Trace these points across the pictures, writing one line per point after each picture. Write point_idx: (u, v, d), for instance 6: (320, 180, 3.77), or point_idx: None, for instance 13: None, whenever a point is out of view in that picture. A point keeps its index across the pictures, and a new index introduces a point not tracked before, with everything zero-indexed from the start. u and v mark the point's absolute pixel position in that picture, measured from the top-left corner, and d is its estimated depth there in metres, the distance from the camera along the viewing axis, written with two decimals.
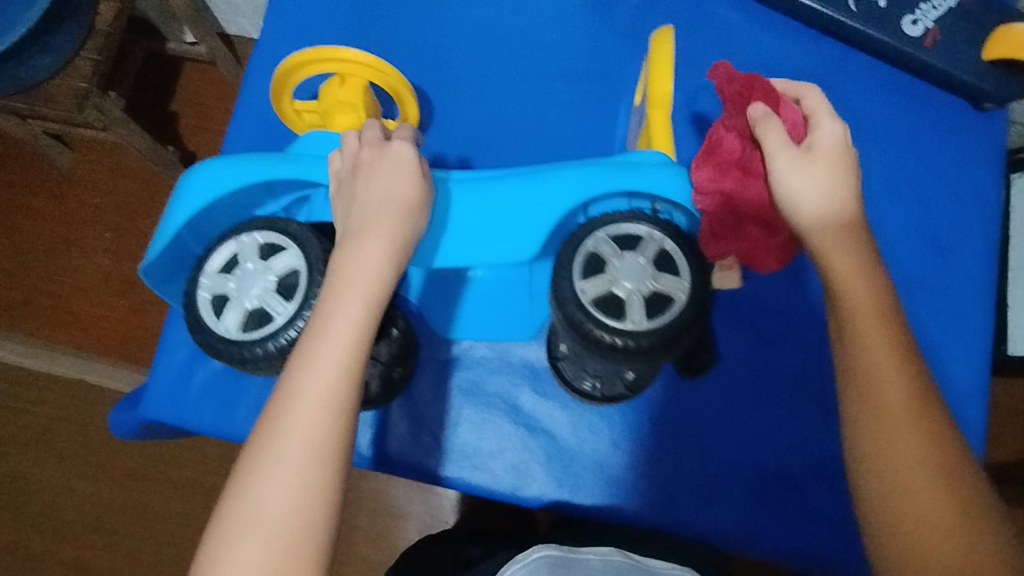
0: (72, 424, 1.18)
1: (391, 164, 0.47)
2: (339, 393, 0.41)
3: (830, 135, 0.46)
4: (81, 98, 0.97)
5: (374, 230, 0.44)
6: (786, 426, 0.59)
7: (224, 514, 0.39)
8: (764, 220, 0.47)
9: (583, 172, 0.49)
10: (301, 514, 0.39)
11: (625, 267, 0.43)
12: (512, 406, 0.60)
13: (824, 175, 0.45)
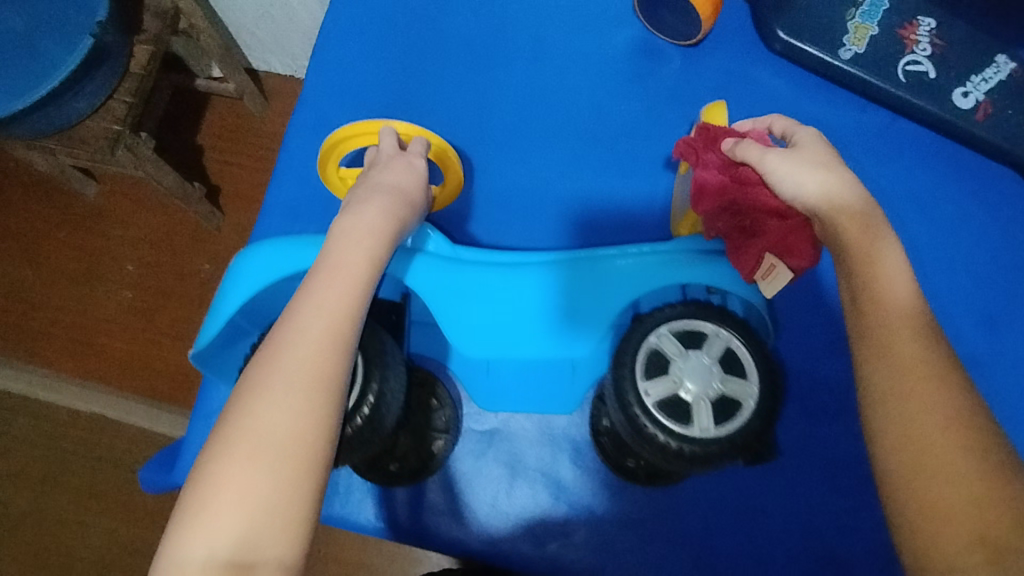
0: (88, 458, 1.17)
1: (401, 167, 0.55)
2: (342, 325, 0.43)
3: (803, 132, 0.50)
4: (113, 140, 0.98)
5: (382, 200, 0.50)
6: (835, 505, 0.58)
7: (223, 436, 0.39)
8: (775, 211, 0.49)
9: (639, 261, 0.55)
10: (303, 434, 0.39)
11: (693, 369, 0.42)
12: (554, 481, 0.59)
13: (810, 156, 0.47)
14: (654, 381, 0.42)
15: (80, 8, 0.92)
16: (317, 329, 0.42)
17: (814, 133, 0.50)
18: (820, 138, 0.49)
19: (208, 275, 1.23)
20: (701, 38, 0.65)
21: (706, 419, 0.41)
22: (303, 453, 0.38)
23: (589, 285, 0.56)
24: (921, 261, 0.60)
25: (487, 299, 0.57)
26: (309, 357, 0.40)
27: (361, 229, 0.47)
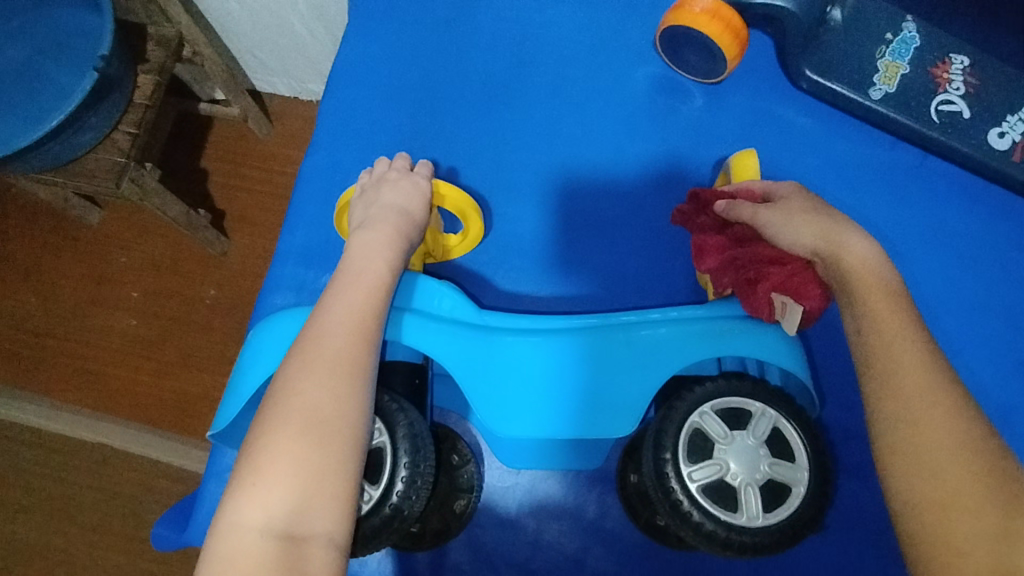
0: (95, 491, 1.15)
1: (409, 185, 0.56)
2: (371, 311, 0.47)
3: (783, 188, 0.54)
4: (118, 172, 0.96)
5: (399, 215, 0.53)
6: (872, 563, 0.55)
7: (268, 411, 0.42)
8: (774, 258, 0.51)
9: (675, 327, 0.52)
10: (342, 404, 0.42)
11: (739, 454, 0.45)
12: (580, 540, 0.57)
13: (800, 209, 0.51)
14: (702, 466, 0.45)
15: (85, 41, 0.91)
16: (349, 320, 0.46)
17: (795, 187, 0.54)
18: (802, 191, 0.54)
19: (214, 302, 1.21)
20: (724, 76, 0.63)
21: (751, 503, 0.44)
22: (346, 430, 0.41)
23: (609, 358, 0.52)
24: (958, 306, 0.58)
25: (511, 367, 0.52)
26: (345, 345, 0.44)
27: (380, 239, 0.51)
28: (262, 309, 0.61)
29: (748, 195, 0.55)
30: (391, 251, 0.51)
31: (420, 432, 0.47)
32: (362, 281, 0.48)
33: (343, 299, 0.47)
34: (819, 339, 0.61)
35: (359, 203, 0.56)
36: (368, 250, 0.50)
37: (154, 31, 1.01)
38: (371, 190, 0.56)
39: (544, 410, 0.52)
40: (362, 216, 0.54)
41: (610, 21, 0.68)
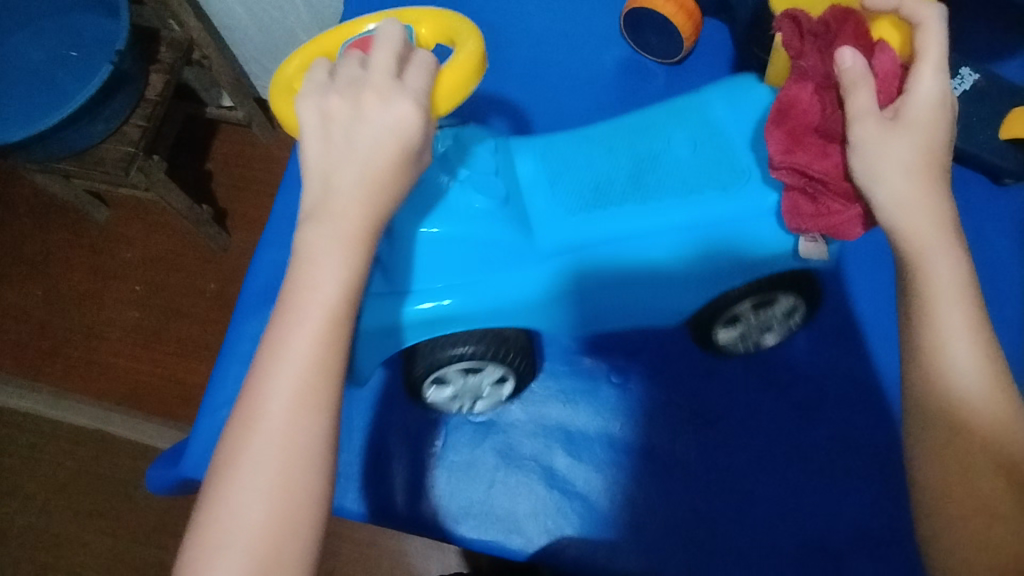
0: (90, 475, 1.18)
1: (392, 125, 0.42)
2: (310, 385, 0.41)
3: (925, 93, 0.45)
4: (128, 161, 1.02)
5: (380, 186, 0.43)
6: (822, 493, 0.59)
7: (204, 513, 0.39)
8: (843, 193, 0.49)
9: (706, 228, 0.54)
10: (284, 505, 0.39)
11: (760, 316, 0.61)
12: (547, 469, 0.61)
13: (908, 142, 0.44)
14: (729, 329, 0.61)
15: (102, 41, 0.99)
16: (294, 389, 0.41)
17: (938, 96, 0.45)
18: (940, 106, 0.45)
19: (213, 294, 1.27)
20: (682, 57, 0.70)
21: (762, 339, 0.63)
22: (290, 535, 0.39)
23: (662, 283, 0.56)
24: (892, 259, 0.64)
25: (557, 299, 0.56)
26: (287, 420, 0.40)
27: (330, 257, 0.42)
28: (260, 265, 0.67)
29: (880, 78, 0.48)
30: (338, 286, 0.42)
31: (518, 349, 0.58)
32: (307, 330, 0.41)
33: (284, 354, 0.41)
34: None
35: (332, 135, 0.43)
36: (314, 281, 0.42)
37: (167, 35, 1.09)
38: (349, 124, 0.43)
39: (600, 319, 0.60)
40: (329, 166, 0.43)
41: (581, 12, 0.75)
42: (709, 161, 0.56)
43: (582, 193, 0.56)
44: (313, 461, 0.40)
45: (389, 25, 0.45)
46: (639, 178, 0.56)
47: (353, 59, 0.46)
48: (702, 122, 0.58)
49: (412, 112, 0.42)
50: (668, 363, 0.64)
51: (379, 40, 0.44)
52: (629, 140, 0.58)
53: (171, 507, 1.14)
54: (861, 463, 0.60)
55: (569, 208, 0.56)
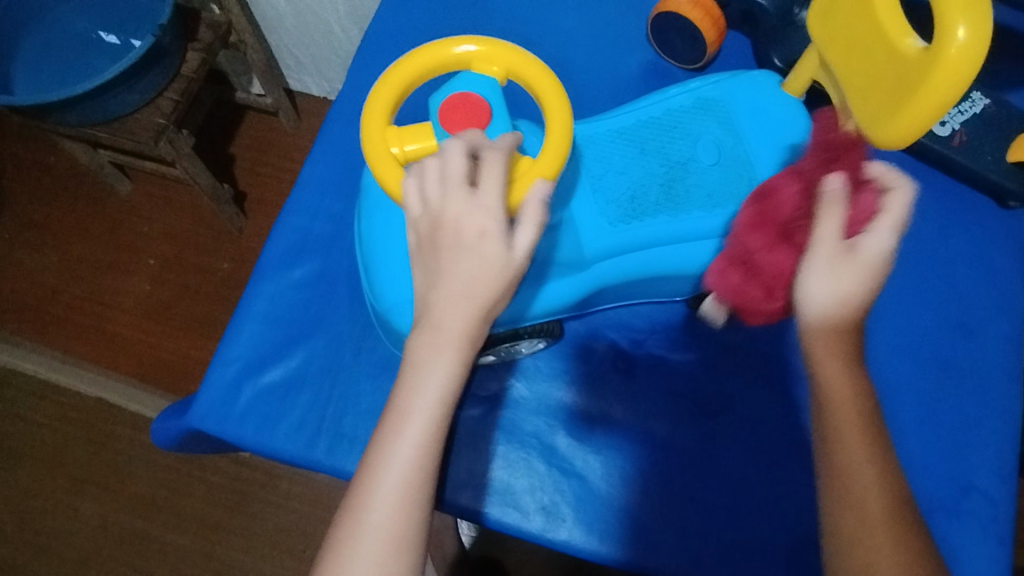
0: (87, 442, 1.19)
1: (475, 247, 0.39)
2: (415, 481, 0.43)
3: (876, 248, 0.42)
4: (158, 132, 1.05)
5: (478, 301, 0.40)
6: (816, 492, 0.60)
7: None
8: (770, 286, 0.48)
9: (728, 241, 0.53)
10: None
11: None
12: (548, 447, 0.62)
13: (844, 279, 0.42)
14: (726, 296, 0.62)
15: (147, 17, 1.02)
16: (402, 489, 0.42)
17: (887, 253, 0.42)
18: (882, 267, 0.42)
19: (225, 274, 1.28)
20: (705, 63, 0.72)
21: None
22: None
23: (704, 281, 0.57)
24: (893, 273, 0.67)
25: (615, 292, 0.58)
26: (399, 521, 0.42)
27: (439, 357, 0.42)
28: (281, 229, 0.68)
29: (857, 212, 0.44)
30: (441, 387, 0.42)
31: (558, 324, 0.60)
32: (414, 425, 0.42)
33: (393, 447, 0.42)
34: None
35: (420, 249, 0.41)
36: (420, 384, 0.42)
37: (206, 17, 1.12)
38: (432, 241, 0.40)
39: (641, 294, 0.63)
40: (429, 292, 0.41)
41: (610, 14, 0.77)
42: (730, 174, 0.52)
43: (618, 202, 0.52)
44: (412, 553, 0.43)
45: (447, 142, 0.40)
46: (668, 188, 0.52)
47: (431, 171, 0.40)
48: (727, 127, 0.53)
49: (494, 237, 0.39)
50: (672, 356, 0.65)
51: (445, 155, 0.40)
52: (660, 141, 0.54)
53: (164, 480, 1.15)
54: None
55: (605, 215, 0.52)
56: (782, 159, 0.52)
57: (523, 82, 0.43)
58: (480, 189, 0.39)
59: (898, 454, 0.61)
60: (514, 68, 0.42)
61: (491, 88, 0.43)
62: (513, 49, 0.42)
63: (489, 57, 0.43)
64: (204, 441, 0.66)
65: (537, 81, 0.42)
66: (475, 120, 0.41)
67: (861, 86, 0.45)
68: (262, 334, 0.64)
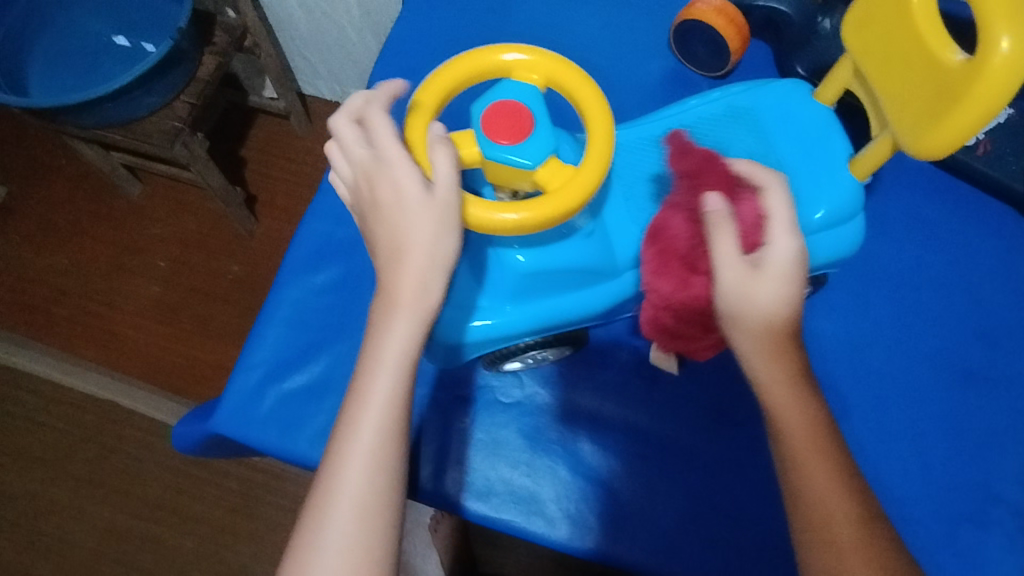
0: (95, 445, 1.18)
1: (390, 196, 0.42)
2: (385, 435, 0.42)
3: (781, 255, 0.43)
4: (173, 135, 1.04)
5: (407, 242, 0.41)
6: None
7: (292, 552, 0.42)
8: (703, 317, 0.51)
9: None
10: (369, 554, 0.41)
11: None
12: (572, 454, 0.62)
13: (761, 299, 0.43)
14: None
15: (164, 22, 1.02)
16: (372, 452, 0.42)
17: (795, 252, 0.43)
18: (797, 269, 0.43)
19: (235, 277, 1.28)
20: (727, 71, 0.72)
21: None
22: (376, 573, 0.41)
23: None
24: (915, 281, 0.66)
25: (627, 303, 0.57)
26: (369, 484, 0.42)
27: (393, 302, 0.41)
28: (304, 233, 0.68)
29: (743, 223, 0.46)
30: (406, 341, 0.42)
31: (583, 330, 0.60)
32: (385, 374, 0.42)
33: (364, 398, 0.42)
34: (810, 304, 0.65)
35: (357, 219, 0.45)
36: (385, 340, 0.42)
37: (222, 21, 1.12)
38: (361, 209, 0.44)
39: None
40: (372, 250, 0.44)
41: (631, 20, 0.77)
42: None
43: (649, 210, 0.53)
44: (389, 504, 0.42)
45: (332, 124, 0.44)
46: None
47: (336, 153, 0.45)
48: (759, 136, 0.53)
49: (400, 182, 0.41)
50: (695, 364, 0.65)
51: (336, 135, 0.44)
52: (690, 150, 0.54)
53: (172, 483, 1.14)
54: (881, 475, 0.60)
55: (637, 222, 0.53)
56: (816, 169, 0.51)
57: (562, 90, 0.43)
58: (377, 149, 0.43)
59: (925, 464, 0.61)
60: (554, 76, 0.43)
61: (533, 96, 0.43)
62: (552, 57, 0.43)
63: (530, 65, 0.43)
64: (223, 445, 0.66)
65: (578, 89, 0.43)
66: (518, 127, 0.42)
67: (897, 97, 0.44)
68: (285, 339, 0.64)
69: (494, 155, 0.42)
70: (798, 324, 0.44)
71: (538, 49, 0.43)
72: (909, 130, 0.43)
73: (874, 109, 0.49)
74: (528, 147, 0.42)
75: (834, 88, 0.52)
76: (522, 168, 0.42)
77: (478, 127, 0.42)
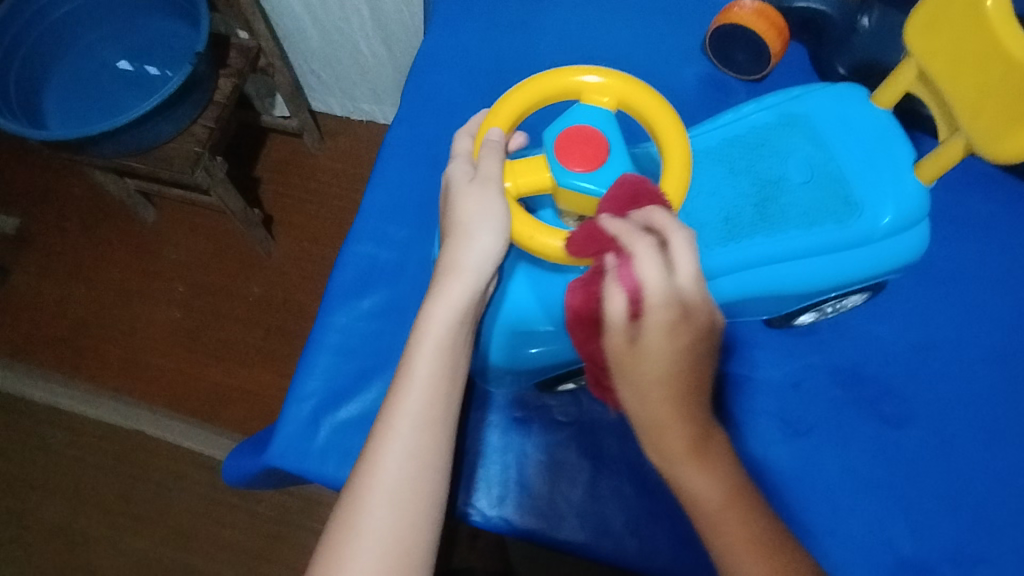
0: (124, 475, 1.16)
1: (450, 193, 0.46)
2: (428, 413, 0.45)
3: (658, 328, 0.38)
4: (194, 160, 1.03)
5: (457, 230, 0.44)
6: (917, 508, 0.58)
7: (331, 524, 0.44)
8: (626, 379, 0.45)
9: (822, 259, 0.52)
10: (406, 526, 0.43)
11: (834, 306, 0.61)
12: (636, 472, 0.61)
13: (636, 376, 0.39)
14: (807, 314, 0.61)
15: (180, 47, 1.01)
16: (410, 439, 0.44)
17: (673, 316, 0.38)
18: (678, 337, 0.38)
19: (255, 298, 1.25)
20: (765, 74, 0.71)
21: (827, 315, 0.62)
22: (413, 548, 0.43)
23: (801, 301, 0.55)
24: (973, 279, 0.65)
25: None
26: (401, 471, 0.44)
27: (443, 288, 0.45)
28: (347, 257, 0.67)
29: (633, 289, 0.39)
30: (442, 333, 0.45)
31: None
32: (431, 355, 0.45)
33: (411, 379, 0.45)
34: (866, 308, 0.64)
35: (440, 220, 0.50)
36: (425, 331, 0.45)
37: (236, 41, 1.10)
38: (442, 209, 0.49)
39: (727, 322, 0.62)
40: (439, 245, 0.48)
41: (662, 26, 0.76)
42: (824, 191, 0.51)
43: (710, 226, 0.52)
44: (431, 481, 0.44)
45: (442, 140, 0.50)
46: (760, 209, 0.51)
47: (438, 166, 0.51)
48: (817, 144, 0.52)
49: (458, 177, 0.45)
50: (757, 373, 0.62)
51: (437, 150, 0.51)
52: (748, 160, 0.53)
53: (205, 511, 1.13)
54: (954, 481, 0.58)
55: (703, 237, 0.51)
56: (879, 176, 0.51)
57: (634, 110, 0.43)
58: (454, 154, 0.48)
59: (999, 468, 0.59)
60: (625, 97, 0.43)
61: (606, 119, 0.43)
62: (622, 79, 0.43)
63: (602, 88, 0.44)
64: (276, 477, 0.65)
65: (651, 112, 0.43)
66: (591, 153, 0.42)
67: (969, 103, 0.44)
68: (336, 368, 0.63)
69: (567, 182, 0.42)
70: (696, 383, 0.40)
71: (607, 70, 0.44)
72: (989, 134, 0.43)
73: (941, 111, 0.49)
74: (603, 175, 0.42)
75: (893, 94, 0.51)
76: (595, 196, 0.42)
77: (550, 152, 0.42)
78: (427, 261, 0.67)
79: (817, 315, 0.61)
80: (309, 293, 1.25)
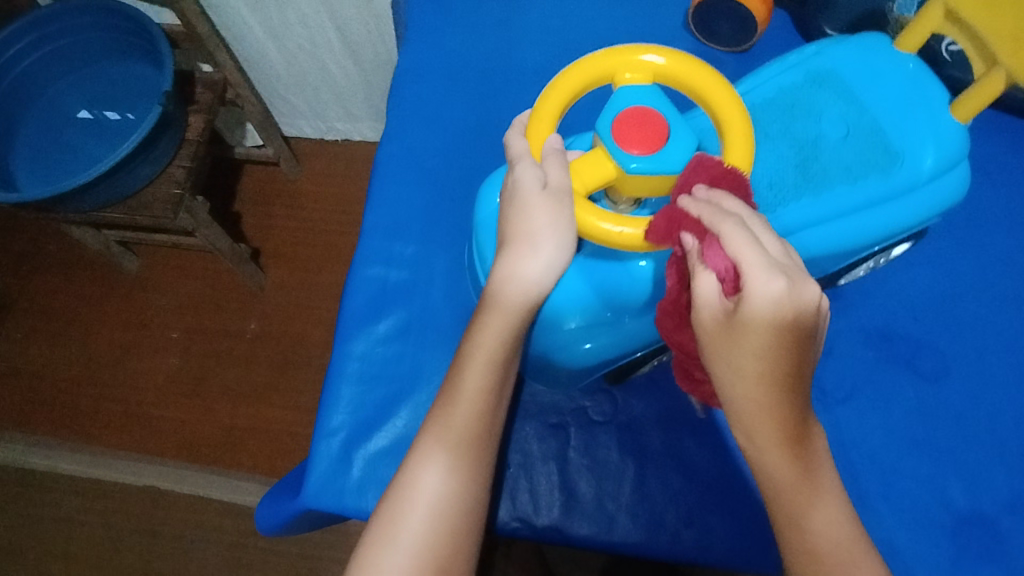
0: (144, 533, 1.13)
1: (517, 204, 0.42)
2: (476, 421, 0.45)
3: (760, 302, 0.36)
4: (175, 203, 1.00)
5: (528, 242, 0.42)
6: (966, 459, 0.57)
7: (374, 524, 0.44)
8: None
9: (871, 213, 0.52)
10: (451, 532, 0.43)
11: (874, 260, 0.62)
12: (680, 462, 0.60)
13: (745, 350, 0.37)
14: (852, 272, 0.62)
15: (146, 89, 0.98)
16: (459, 444, 0.44)
17: (781, 291, 0.36)
18: (787, 309, 0.36)
19: (253, 335, 1.22)
20: (750, 44, 0.70)
21: (880, 263, 0.63)
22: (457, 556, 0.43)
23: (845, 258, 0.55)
24: (987, 224, 0.64)
25: None
26: (449, 477, 0.44)
27: (509, 300, 0.44)
28: (357, 281, 0.65)
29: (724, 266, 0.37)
30: (495, 345, 0.45)
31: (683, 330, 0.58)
32: (483, 363, 0.45)
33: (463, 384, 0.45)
34: (886, 266, 0.63)
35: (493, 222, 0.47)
36: (477, 341, 0.45)
37: (201, 76, 1.07)
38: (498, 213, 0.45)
39: None
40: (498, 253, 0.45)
41: (642, 8, 0.74)
42: (864, 145, 0.51)
43: (757, 193, 0.51)
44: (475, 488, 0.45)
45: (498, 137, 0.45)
46: (805, 171, 0.51)
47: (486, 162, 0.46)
48: (849, 99, 0.52)
49: (528, 187, 0.41)
50: None
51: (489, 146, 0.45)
52: (783, 123, 0.52)
53: (231, 559, 1.10)
54: (997, 427, 0.58)
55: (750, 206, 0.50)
56: (915, 123, 0.51)
57: (688, 85, 0.41)
58: (512, 156, 0.43)
59: None
60: (676, 73, 0.41)
61: (656, 97, 0.41)
62: (670, 54, 0.41)
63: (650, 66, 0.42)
64: (313, 518, 0.62)
65: (705, 84, 0.41)
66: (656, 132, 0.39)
67: (1011, 39, 0.46)
68: (362, 397, 0.61)
69: (635, 168, 0.39)
70: (800, 360, 0.38)
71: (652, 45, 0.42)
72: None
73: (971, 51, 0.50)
74: (669, 153, 0.40)
75: (916, 38, 0.52)
76: (665, 176, 0.40)
77: (611, 140, 0.40)
78: (438, 276, 0.65)
79: (854, 275, 0.62)
80: (308, 322, 1.22)
